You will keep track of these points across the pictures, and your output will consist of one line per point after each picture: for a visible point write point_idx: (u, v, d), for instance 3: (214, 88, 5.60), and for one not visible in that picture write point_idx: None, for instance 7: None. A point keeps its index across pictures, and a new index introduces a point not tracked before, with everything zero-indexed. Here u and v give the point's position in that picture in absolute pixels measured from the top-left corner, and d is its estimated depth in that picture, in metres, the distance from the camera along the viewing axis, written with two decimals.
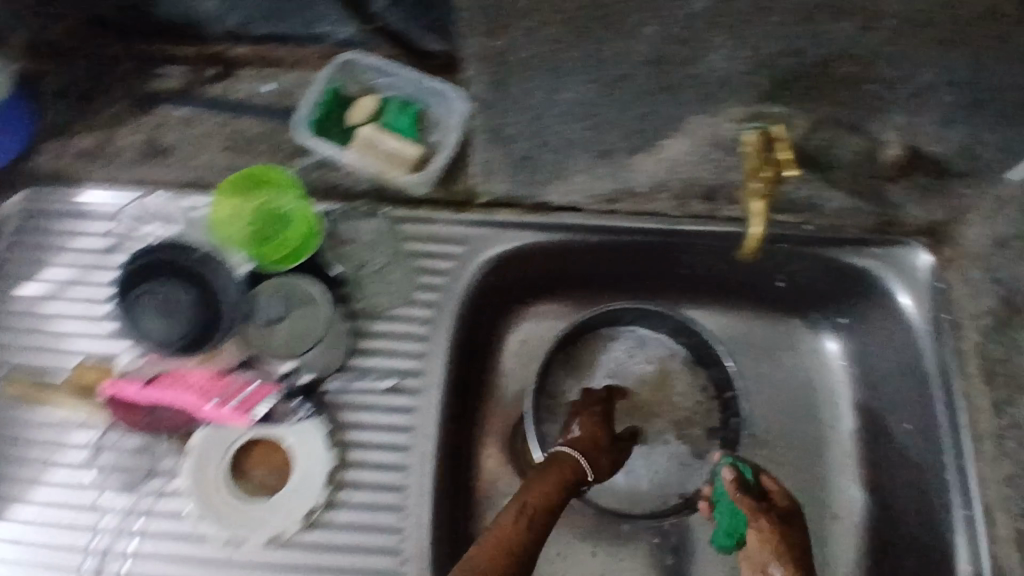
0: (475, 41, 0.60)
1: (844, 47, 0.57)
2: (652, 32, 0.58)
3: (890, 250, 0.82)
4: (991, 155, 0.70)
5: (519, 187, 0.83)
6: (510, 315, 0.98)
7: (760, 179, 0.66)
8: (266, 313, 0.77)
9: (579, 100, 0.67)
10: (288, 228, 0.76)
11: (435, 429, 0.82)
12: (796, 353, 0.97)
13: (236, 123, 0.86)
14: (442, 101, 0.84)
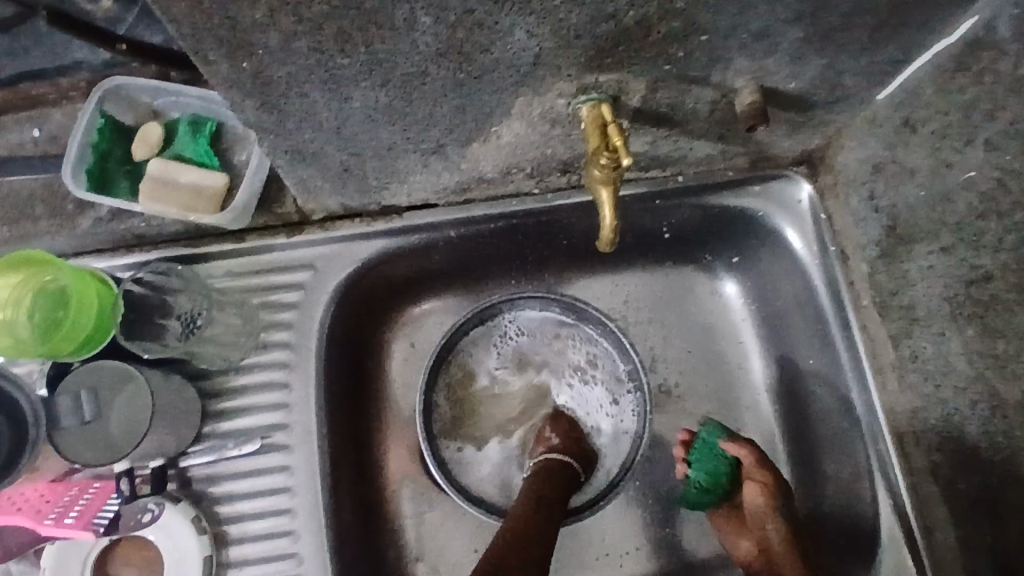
0: (216, 70, 0.47)
1: (662, 1, 0.47)
2: (428, 23, 0.46)
3: (770, 186, 0.77)
4: (855, 82, 0.62)
5: (352, 198, 0.72)
6: (385, 328, 0.88)
7: (600, 165, 0.55)
8: (78, 413, 0.63)
9: (377, 106, 0.55)
10: (71, 310, 0.62)
11: (320, 482, 0.73)
12: (697, 304, 0.89)
13: (0, 183, 0.72)
14: (236, 116, 0.71)
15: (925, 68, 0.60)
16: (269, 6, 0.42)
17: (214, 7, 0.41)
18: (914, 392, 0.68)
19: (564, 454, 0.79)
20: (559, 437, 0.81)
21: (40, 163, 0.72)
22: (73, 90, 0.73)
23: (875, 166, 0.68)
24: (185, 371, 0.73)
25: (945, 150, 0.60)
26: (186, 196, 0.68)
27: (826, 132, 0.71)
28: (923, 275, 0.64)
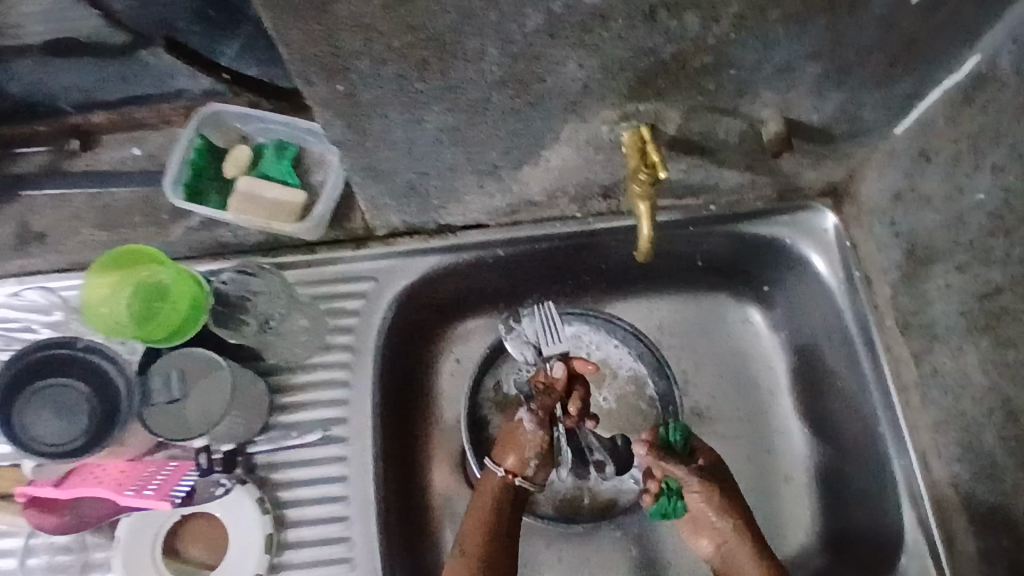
0: (316, 91, 0.56)
1: (698, 37, 0.55)
2: (496, 54, 0.55)
3: (799, 217, 0.82)
4: (873, 116, 0.68)
5: (412, 215, 0.80)
6: (434, 342, 0.94)
7: (639, 181, 0.63)
8: (166, 392, 0.70)
9: (444, 128, 0.64)
10: (168, 304, 0.70)
11: (371, 474, 0.80)
12: (728, 329, 0.92)
13: (106, 195, 0.82)
14: (318, 140, 0.81)
15: (937, 104, 0.67)
16: (368, 36, 0.51)
17: (324, 36, 0.50)
18: (937, 405, 0.72)
19: (499, 471, 0.74)
20: (503, 439, 0.75)
21: (140, 177, 0.81)
22: (174, 116, 0.83)
23: (895, 193, 0.74)
24: (258, 367, 0.81)
25: (958, 177, 0.65)
26: (270, 209, 0.77)
27: (849, 165, 0.77)
28: (942, 293, 0.69)
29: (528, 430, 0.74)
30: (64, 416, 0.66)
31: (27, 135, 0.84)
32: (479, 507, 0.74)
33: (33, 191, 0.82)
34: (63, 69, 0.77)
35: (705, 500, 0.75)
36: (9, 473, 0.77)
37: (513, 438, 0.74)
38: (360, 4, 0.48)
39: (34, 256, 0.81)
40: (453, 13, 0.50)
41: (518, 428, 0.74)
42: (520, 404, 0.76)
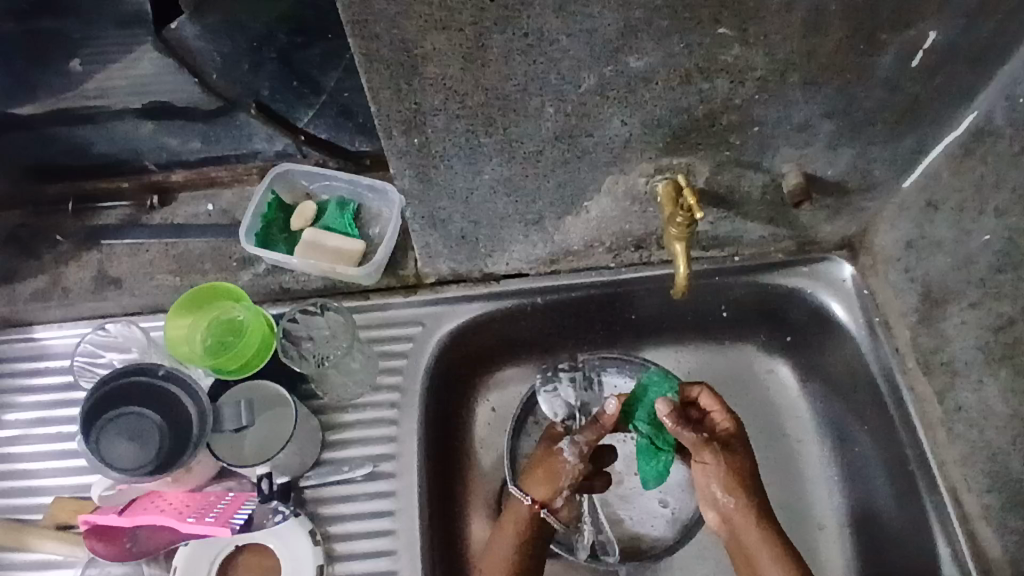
0: (395, 143, 0.66)
1: (725, 98, 0.65)
2: (553, 110, 0.64)
3: (816, 268, 0.88)
4: (882, 170, 0.77)
5: (461, 264, 0.87)
6: (470, 390, 0.95)
7: (677, 223, 0.71)
8: (235, 419, 0.78)
9: (501, 179, 0.72)
10: (241, 339, 0.77)
11: (419, 508, 0.82)
12: (754, 379, 0.95)
13: (180, 244, 0.89)
14: (376, 198, 0.89)
15: (939, 159, 0.75)
16: (447, 94, 0.61)
17: (409, 93, 0.60)
18: (963, 440, 0.76)
19: (526, 499, 0.80)
20: (535, 475, 0.81)
21: (213, 229, 0.89)
22: (247, 175, 0.92)
23: (907, 242, 0.81)
24: (313, 405, 0.86)
25: (966, 221, 0.74)
26: (334, 256, 0.85)
27: (862, 219, 0.84)
28: (960, 329, 0.75)
29: (563, 460, 0.81)
30: (140, 444, 0.71)
31: (110, 191, 0.92)
32: (501, 542, 0.79)
33: (114, 240, 0.90)
34: (156, 132, 0.87)
35: (710, 469, 0.79)
36: (71, 502, 0.82)
37: (547, 464, 0.81)
38: (444, 67, 0.58)
39: (111, 299, 0.87)
40: (520, 75, 0.60)
41: (556, 454, 0.81)
42: (556, 437, 0.85)
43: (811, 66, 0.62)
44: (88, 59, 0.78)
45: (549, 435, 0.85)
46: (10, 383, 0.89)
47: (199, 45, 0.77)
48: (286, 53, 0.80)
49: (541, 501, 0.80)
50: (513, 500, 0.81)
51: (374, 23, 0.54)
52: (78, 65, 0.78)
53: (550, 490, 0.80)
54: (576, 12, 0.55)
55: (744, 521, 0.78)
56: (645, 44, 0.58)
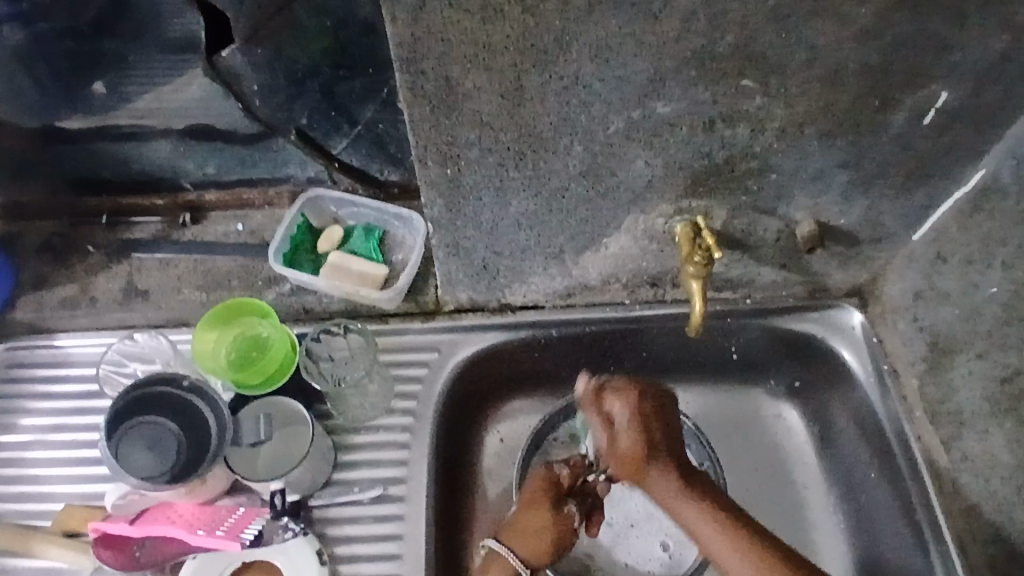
0: (428, 172, 0.69)
1: (746, 145, 0.68)
2: (580, 149, 0.67)
3: (827, 313, 0.89)
4: (893, 223, 0.80)
5: (480, 293, 0.88)
6: (480, 419, 0.94)
7: (694, 262, 0.74)
8: (254, 434, 0.80)
9: (526, 212, 0.75)
10: (266, 354, 0.81)
11: (426, 534, 0.82)
12: (761, 424, 0.95)
13: (209, 261, 0.92)
14: (402, 227, 0.92)
15: (948, 214, 0.78)
16: (482, 130, 0.64)
17: (446, 127, 0.64)
18: (970, 490, 0.77)
19: (523, 571, 0.74)
20: (531, 520, 0.76)
21: (243, 248, 0.92)
22: (277, 199, 0.95)
23: (916, 293, 0.83)
24: (327, 425, 0.87)
25: (972, 275, 0.76)
26: (357, 279, 0.88)
27: (873, 269, 0.87)
28: (967, 380, 0.77)
29: (570, 529, 0.77)
30: (158, 454, 0.72)
31: (145, 207, 0.95)
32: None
33: (144, 254, 0.93)
34: (196, 152, 0.91)
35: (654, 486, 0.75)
36: (80, 510, 0.83)
37: (553, 534, 0.76)
38: (482, 103, 0.62)
39: (137, 311, 0.90)
40: (553, 115, 0.63)
41: (565, 521, 0.77)
42: (560, 492, 0.78)
43: (828, 119, 0.66)
44: (111, 82, 0.84)
45: (553, 487, 0.79)
46: (31, 388, 0.90)
47: (247, 72, 0.81)
48: (328, 86, 0.84)
49: (531, 569, 0.76)
50: (504, 569, 0.74)
51: (421, 60, 0.58)
52: (101, 87, 0.84)
53: (551, 557, 0.76)
54: (611, 58, 0.59)
55: (703, 524, 0.73)
56: (672, 91, 0.62)
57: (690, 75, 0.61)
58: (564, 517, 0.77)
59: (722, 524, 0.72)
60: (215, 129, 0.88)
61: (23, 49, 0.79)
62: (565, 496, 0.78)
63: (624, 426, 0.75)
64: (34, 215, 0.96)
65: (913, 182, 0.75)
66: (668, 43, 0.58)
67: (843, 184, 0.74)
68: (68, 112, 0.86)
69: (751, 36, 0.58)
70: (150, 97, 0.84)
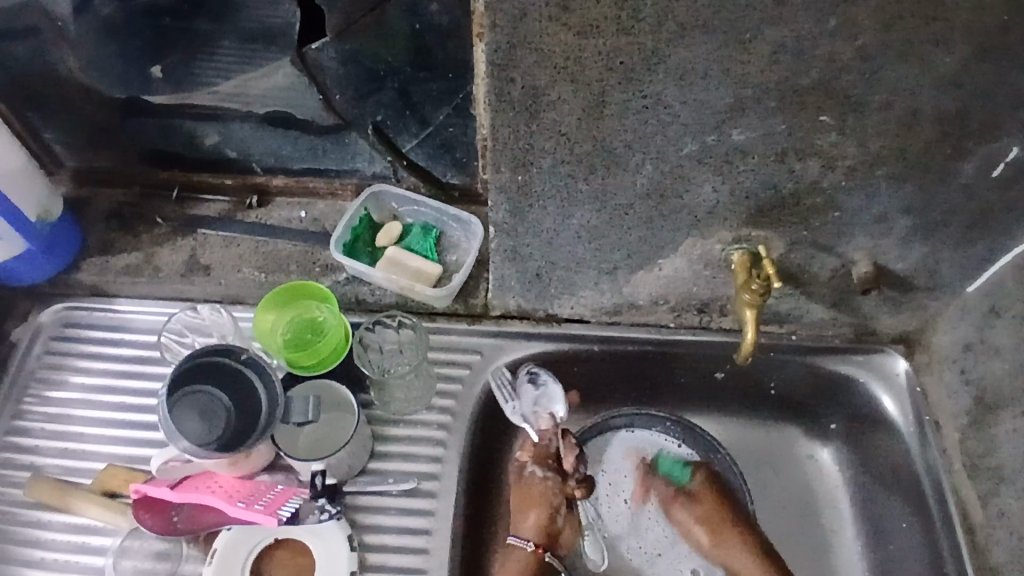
0: (500, 177, 0.71)
1: (813, 180, 0.69)
2: (651, 168, 0.69)
3: (871, 357, 0.89)
4: (950, 272, 0.80)
5: (530, 301, 0.90)
6: (514, 426, 0.95)
7: (751, 290, 0.75)
8: (303, 412, 0.80)
9: (588, 225, 0.76)
10: (322, 338, 0.83)
11: (453, 531, 0.83)
12: (795, 461, 0.94)
13: (270, 243, 0.95)
14: (460, 229, 0.95)
15: (1005, 268, 0.78)
16: (559, 140, 0.66)
17: (526, 134, 0.66)
18: (1004, 548, 0.76)
19: (529, 545, 0.85)
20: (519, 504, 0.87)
21: (304, 235, 0.95)
22: (341, 189, 0.98)
23: (966, 345, 0.83)
24: (367, 414, 0.89)
25: None
26: (412, 275, 0.90)
27: (923, 316, 0.87)
28: (1011, 436, 0.77)
29: (543, 483, 0.87)
30: (209, 422, 0.75)
31: (214, 186, 0.99)
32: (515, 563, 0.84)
33: (208, 230, 0.96)
34: (270, 138, 0.94)
35: (687, 506, 0.88)
36: (122, 472, 0.85)
37: (534, 497, 0.87)
38: (563, 115, 0.64)
39: (197, 284, 0.93)
40: (629, 132, 0.65)
41: (535, 484, 0.87)
42: (522, 463, 0.89)
43: (898, 163, 0.67)
44: (168, 66, 0.87)
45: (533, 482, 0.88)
46: (86, 348, 0.94)
47: (329, 65, 0.84)
48: (405, 85, 0.86)
49: (543, 538, 0.86)
50: (518, 550, 0.85)
51: (512, 67, 0.60)
52: (160, 71, 0.88)
53: (541, 520, 0.86)
54: (694, 83, 0.61)
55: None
56: (749, 120, 0.64)
57: (767, 105, 0.63)
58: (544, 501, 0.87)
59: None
60: (290, 117, 0.91)
61: (123, 23, 0.83)
62: (526, 463, 0.89)
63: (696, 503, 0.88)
64: (107, 183, 1.00)
65: (975, 233, 0.75)
66: (751, 73, 0.60)
67: (905, 228, 0.75)
68: (154, 87, 0.90)
69: (834, 73, 0.60)
70: (234, 82, 0.88)
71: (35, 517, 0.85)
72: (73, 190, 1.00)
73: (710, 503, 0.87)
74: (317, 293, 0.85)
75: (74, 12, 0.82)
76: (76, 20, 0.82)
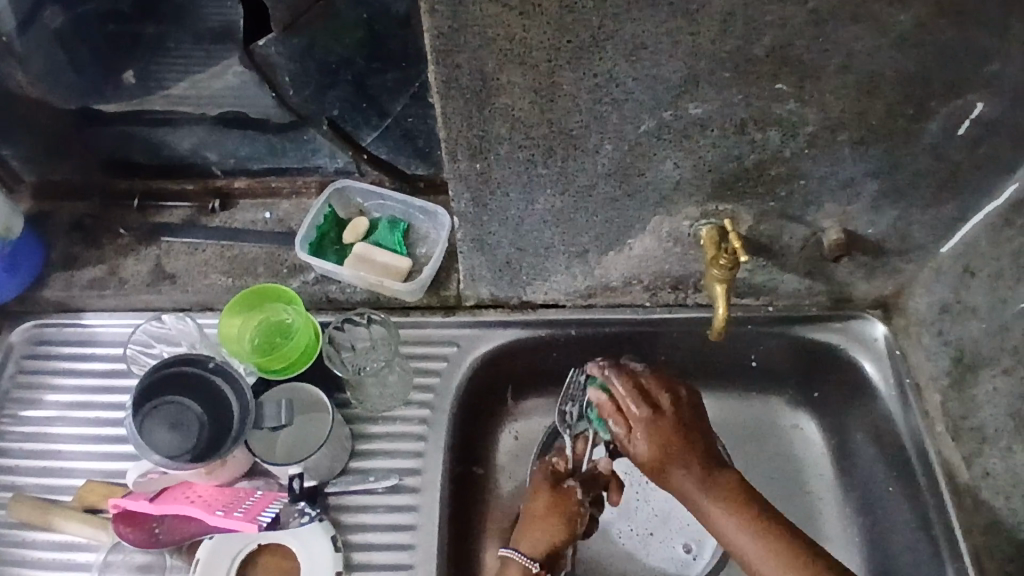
0: (458, 166, 0.69)
1: (776, 150, 0.68)
2: (610, 148, 0.67)
3: (849, 323, 0.89)
4: (921, 234, 0.80)
5: (502, 289, 0.89)
6: (496, 416, 0.94)
7: (719, 265, 0.74)
8: (275, 418, 0.79)
9: (552, 210, 0.75)
10: (290, 340, 0.82)
11: (440, 524, 0.82)
12: (780, 432, 0.93)
13: (236, 247, 0.93)
14: (427, 221, 0.93)
15: (977, 228, 0.78)
16: (514, 125, 0.65)
17: (479, 121, 0.64)
18: (990, 508, 0.76)
19: (533, 564, 0.75)
20: (548, 505, 0.79)
21: (270, 236, 0.94)
22: (306, 188, 0.96)
23: (942, 307, 0.82)
24: (345, 413, 0.88)
25: (1000, 290, 0.76)
26: (381, 271, 0.89)
27: (899, 280, 0.86)
28: (991, 396, 0.76)
29: (576, 502, 0.80)
30: (181, 433, 0.74)
31: (176, 192, 0.97)
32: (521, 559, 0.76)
33: (173, 238, 0.94)
34: (227, 139, 0.92)
35: (642, 428, 0.77)
36: (102, 486, 0.84)
37: (560, 511, 0.79)
38: (515, 99, 0.62)
39: (165, 293, 0.91)
40: (585, 112, 0.64)
41: (568, 496, 0.80)
42: (558, 474, 0.82)
43: (861, 126, 0.66)
44: (141, 72, 0.86)
45: (549, 471, 0.82)
46: (58, 365, 0.92)
47: (281, 63, 0.82)
48: (361, 78, 0.84)
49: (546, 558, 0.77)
50: (515, 567, 0.76)
51: (457, 52, 0.59)
52: (132, 77, 0.86)
53: (555, 537, 0.77)
54: (645, 58, 0.59)
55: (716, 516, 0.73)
56: (705, 92, 0.62)
57: (722, 75, 0.61)
58: (572, 503, 0.80)
59: (756, 533, 0.71)
60: (247, 117, 0.89)
61: (69, 33, 0.81)
62: (563, 476, 0.82)
63: (656, 420, 0.77)
64: (69, 195, 0.98)
65: (943, 193, 0.74)
66: (704, 43, 0.58)
67: (872, 194, 0.74)
68: (106, 94, 0.87)
69: (788, 39, 0.58)
70: (186, 84, 0.86)
71: (16, 538, 0.84)
72: (34, 205, 0.98)
73: (673, 422, 0.78)
74: (284, 297, 0.85)
75: (15, 25, 0.79)
76: (17, 34, 0.80)
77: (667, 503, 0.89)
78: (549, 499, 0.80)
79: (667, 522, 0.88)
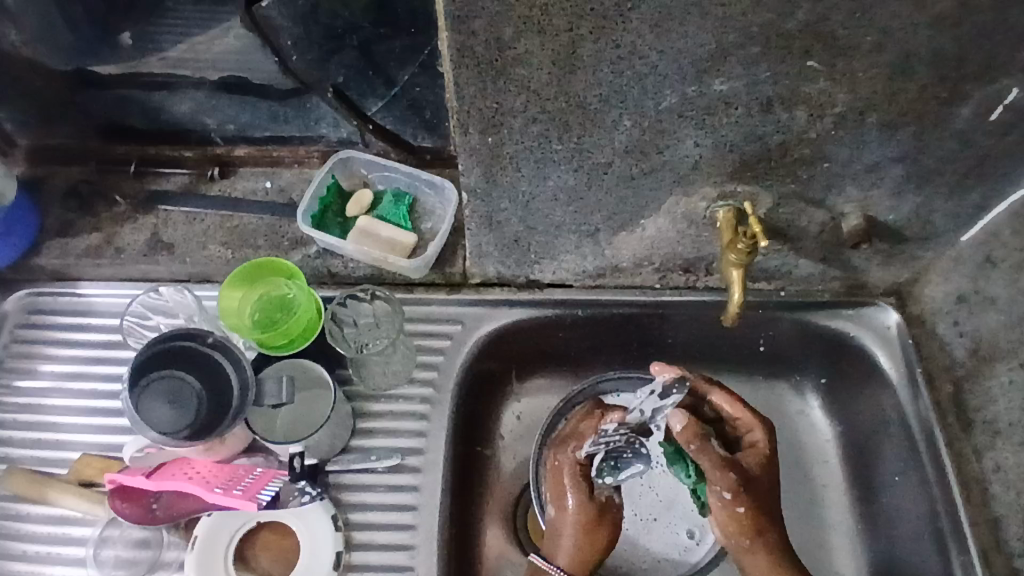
0: (469, 139, 0.67)
1: (801, 131, 0.65)
2: (629, 124, 0.65)
3: (862, 311, 0.86)
4: (942, 222, 0.77)
5: (509, 267, 0.86)
6: (499, 396, 0.92)
7: (738, 250, 0.71)
8: (276, 395, 0.78)
9: (565, 187, 0.72)
10: (292, 316, 0.80)
11: (441, 505, 0.81)
12: (786, 418, 0.92)
13: (235, 217, 0.91)
14: (433, 195, 0.90)
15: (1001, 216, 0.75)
16: (530, 97, 0.62)
17: (494, 93, 0.62)
18: (999, 502, 0.75)
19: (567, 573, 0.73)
20: (580, 510, 0.75)
21: (270, 207, 0.91)
22: (307, 157, 0.93)
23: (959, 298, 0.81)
24: (347, 391, 0.86)
25: None
26: (385, 246, 0.86)
27: (915, 267, 0.84)
28: None
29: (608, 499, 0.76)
30: (178, 408, 0.72)
31: (173, 159, 0.94)
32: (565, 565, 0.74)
33: (170, 207, 0.92)
34: (227, 106, 0.89)
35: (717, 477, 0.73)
36: (97, 460, 0.82)
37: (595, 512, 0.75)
38: (532, 71, 0.59)
39: (163, 263, 0.89)
40: (606, 85, 0.61)
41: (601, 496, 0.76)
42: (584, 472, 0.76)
43: (891, 109, 0.63)
44: (136, 33, 0.83)
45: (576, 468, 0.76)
46: (53, 335, 0.90)
47: (285, 27, 0.79)
48: (366, 44, 0.81)
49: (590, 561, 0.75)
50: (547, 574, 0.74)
51: (474, 19, 0.55)
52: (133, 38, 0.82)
53: (598, 549, 0.74)
54: (671, 30, 0.56)
55: None
56: (732, 68, 0.60)
57: (751, 52, 0.58)
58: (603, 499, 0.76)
59: None
60: (248, 83, 0.86)
61: None
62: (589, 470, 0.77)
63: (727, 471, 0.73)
64: (63, 160, 0.94)
65: (969, 180, 0.72)
66: (734, 16, 0.55)
67: (897, 178, 0.71)
68: (102, 56, 0.84)
69: (822, 14, 0.55)
70: (184, 47, 0.82)
71: (10, 511, 0.83)
72: (28, 169, 0.95)
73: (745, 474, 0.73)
74: (286, 271, 0.82)
75: None
76: None
77: (671, 486, 0.88)
78: (581, 502, 0.75)
79: (671, 506, 0.87)
